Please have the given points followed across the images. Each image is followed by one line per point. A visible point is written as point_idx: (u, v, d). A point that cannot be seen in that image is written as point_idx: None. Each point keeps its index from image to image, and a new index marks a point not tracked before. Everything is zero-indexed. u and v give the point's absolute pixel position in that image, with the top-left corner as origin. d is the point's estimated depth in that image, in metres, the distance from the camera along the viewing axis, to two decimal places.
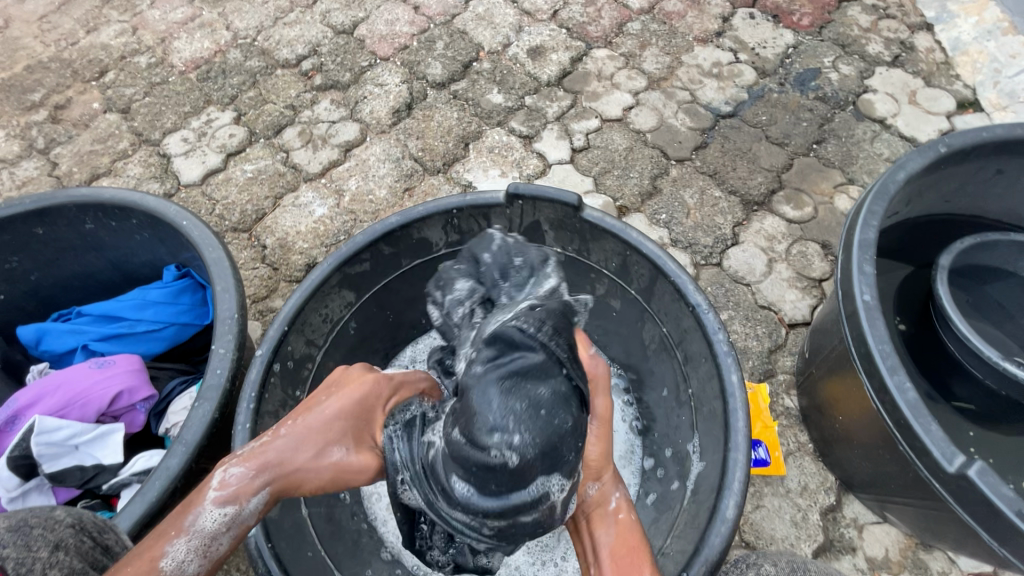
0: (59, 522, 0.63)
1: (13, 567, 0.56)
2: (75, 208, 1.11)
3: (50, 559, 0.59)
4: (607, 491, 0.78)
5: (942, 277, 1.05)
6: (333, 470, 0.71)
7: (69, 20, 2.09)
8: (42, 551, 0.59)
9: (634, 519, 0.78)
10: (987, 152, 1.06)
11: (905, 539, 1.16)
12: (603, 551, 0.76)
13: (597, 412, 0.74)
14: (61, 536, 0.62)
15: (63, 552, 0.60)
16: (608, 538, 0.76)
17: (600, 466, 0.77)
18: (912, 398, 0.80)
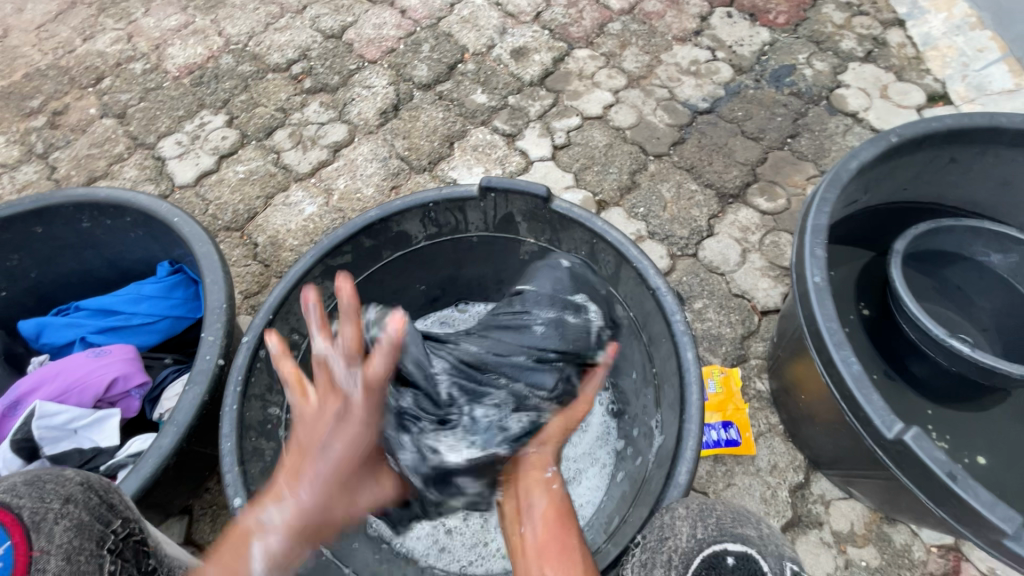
0: (69, 478, 0.63)
1: (30, 515, 0.57)
2: (72, 207, 1.17)
3: (61, 511, 0.60)
4: (546, 459, 0.89)
5: (896, 261, 1.10)
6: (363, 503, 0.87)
7: (66, 29, 2.15)
8: (54, 502, 0.59)
9: (565, 492, 0.86)
10: (938, 142, 1.12)
11: (870, 513, 1.21)
12: (535, 512, 0.83)
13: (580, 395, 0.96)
14: (71, 490, 0.62)
15: (72, 505, 0.62)
16: (540, 502, 0.84)
17: (550, 436, 0.92)
18: (857, 370, 0.85)
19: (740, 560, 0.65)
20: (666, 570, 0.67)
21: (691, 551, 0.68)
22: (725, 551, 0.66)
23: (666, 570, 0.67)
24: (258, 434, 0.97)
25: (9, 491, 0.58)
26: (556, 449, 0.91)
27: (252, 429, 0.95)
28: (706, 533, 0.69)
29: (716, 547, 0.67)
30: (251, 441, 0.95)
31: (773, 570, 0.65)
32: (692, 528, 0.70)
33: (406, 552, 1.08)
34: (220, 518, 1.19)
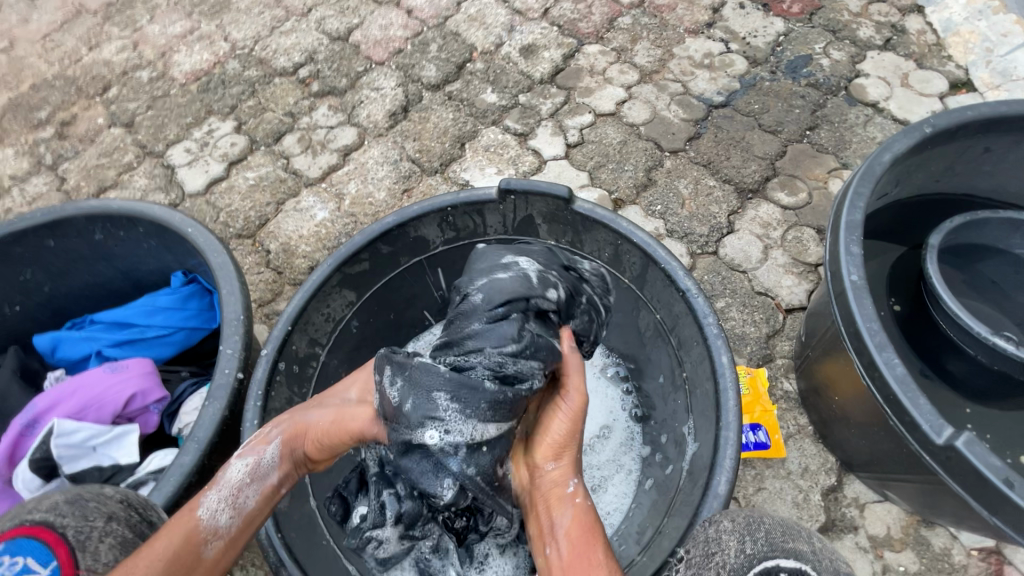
0: (111, 498, 0.76)
1: (74, 534, 0.69)
2: (85, 219, 1.15)
3: (105, 527, 0.72)
4: (566, 474, 0.80)
5: (931, 256, 1.06)
6: (334, 415, 0.85)
7: (72, 38, 2.14)
8: (98, 521, 0.72)
9: (591, 504, 0.79)
10: (972, 131, 1.08)
11: (907, 516, 1.17)
12: (559, 532, 0.76)
13: (571, 388, 0.85)
14: (113, 509, 0.75)
15: (115, 522, 0.73)
16: (564, 521, 0.77)
17: (564, 443, 0.82)
18: (901, 373, 0.82)
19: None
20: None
21: (742, 568, 0.66)
22: (778, 567, 0.66)
23: None
24: None
25: (53, 510, 0.71)
26: (573, 462, 0.82)
27: None
28: (756, 548, 0.67)
29: (768, 563, 0.66)
30: None
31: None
32: (740, 542, 0.69)
33: None
34: None
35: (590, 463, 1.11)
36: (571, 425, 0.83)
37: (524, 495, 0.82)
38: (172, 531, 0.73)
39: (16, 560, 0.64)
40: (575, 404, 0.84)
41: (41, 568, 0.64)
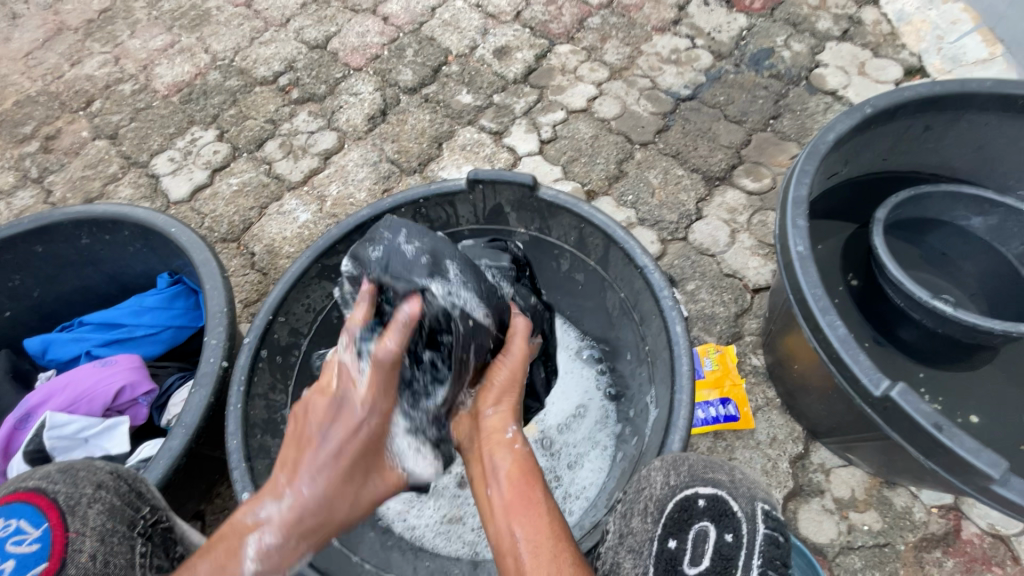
0: (100, 469, 0.77)
1: (64, 499, 0.71)
2: (71, 225, 1.19)
3: (94, 495, 0.73)
4: (505, 419, 0.86)
5: (878, 229, 1.12)
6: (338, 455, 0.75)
7: (53, 55, 2.18)
8: (87, 488, 0.73)
9: (529, 449, 0.83)
10: (912, 111, 1.15)
11: (870, 479, 1.23)
12: (498, 473, 0.80)
13: (515, 349, 0.93)
14: (102, 479, 0.76)
15: (104, 491, 0.74)
16: (504, 462, 0.81)
17: (503, 390, 0.90)
18: (842, 333, 0.88)
19: (711, 502, 0.71)
20: (643, 516, 0.73)
21: (666, 497, 0.73)
22: (696, 495, 0.72)
23: (642, 518, 0.73)
24: (262, 432, 0.99)
25: (46, 478, 0.73)
26: (512, 410, 0.88)
27: (255, 426, 0.97)
28: (679, 480, 0.73)
29: (687, 491, 0.72)
30: (256, 438, 0.97)
31: (744, 510, 0.70)
32: (665, 475, 0.75)
33: (417, 542, 1.10)
34: None
35: (567, 440, 1.17)
36: (509, 375, 0.91)
37: (470, 446, 0.87)
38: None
39: (10, 523, 0.67)
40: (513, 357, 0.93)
41: (33, 530, 0.67)
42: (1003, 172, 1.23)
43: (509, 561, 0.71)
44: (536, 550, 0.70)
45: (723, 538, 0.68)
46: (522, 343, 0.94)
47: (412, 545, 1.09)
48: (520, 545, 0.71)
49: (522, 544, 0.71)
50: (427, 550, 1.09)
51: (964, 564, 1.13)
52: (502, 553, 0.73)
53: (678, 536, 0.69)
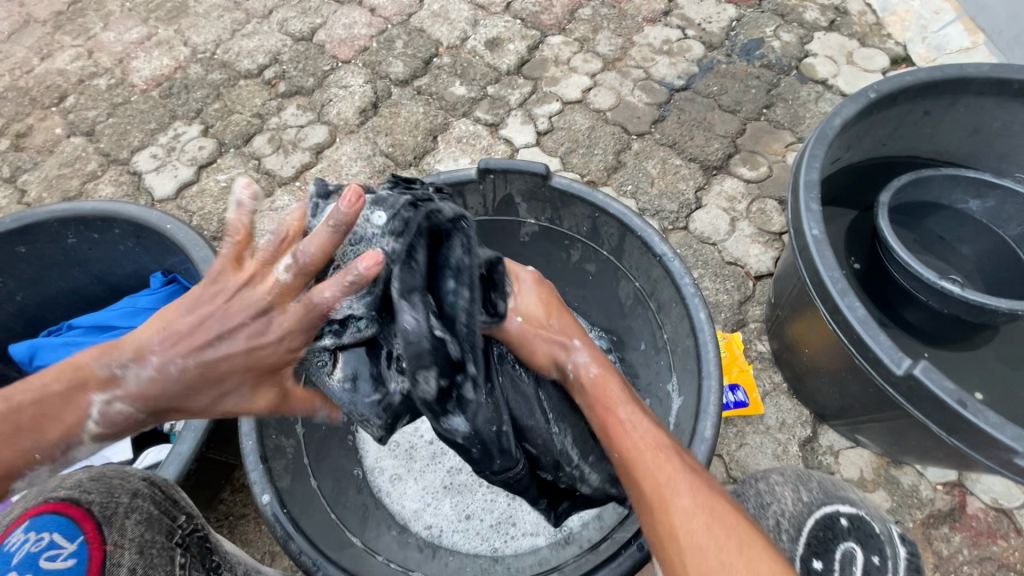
0: (132, 475, 0.63)
1: (101, 508, 0.55)
2: (57, 223, 1.14)
3: (130, 504, 0.58)
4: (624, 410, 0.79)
5: (883, 212, 1.14)
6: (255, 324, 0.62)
7: (21, 48, 2.08)
8: (123, 497, 0.58)
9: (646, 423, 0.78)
10: (912, 96, 1.17)
11: (877, 459, 1.25)
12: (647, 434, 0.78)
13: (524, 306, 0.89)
14: (136, 487, 0.61)
15: (140, 499, 0.60)
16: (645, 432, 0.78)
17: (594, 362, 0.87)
18: (861, 315, 0.92)
19: (854, 521, 0.78)
20: (777, 531, 0.81)
21: (802, 514, 0.81)
22: (837, 513, 0.79)
23: (779, 533, 0.80)
24: (277, 431, 0.94)
25: None
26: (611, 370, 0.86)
27: (270, 427, 0.94)
28: (811, 496, 0.82)
29: (828, 509, 0.80)
30: (272, 438, 0.93)
31: (883, 533, 0.77)
32: (798, 493, 0.83)
33: (434, 539, 1.08)
34: (238, 528, 1.17)
35: None
36: (567, 324, 0.90)
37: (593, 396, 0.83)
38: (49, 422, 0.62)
39: None
40: (516, 305, 0.89)
41: None
42: (998, 154, 1.27)
43: (690, 563, 0.65)
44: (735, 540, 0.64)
45: (869, 560, 0.75)
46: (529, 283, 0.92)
47: (430, 543, 1.07)
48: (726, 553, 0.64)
49: (688, 519, 0.67)
50: (445, 548, 1.07)
51: (971, 539, 1.16)
52: (677, 559, 0.66)
53: (824, 556, 0.76)
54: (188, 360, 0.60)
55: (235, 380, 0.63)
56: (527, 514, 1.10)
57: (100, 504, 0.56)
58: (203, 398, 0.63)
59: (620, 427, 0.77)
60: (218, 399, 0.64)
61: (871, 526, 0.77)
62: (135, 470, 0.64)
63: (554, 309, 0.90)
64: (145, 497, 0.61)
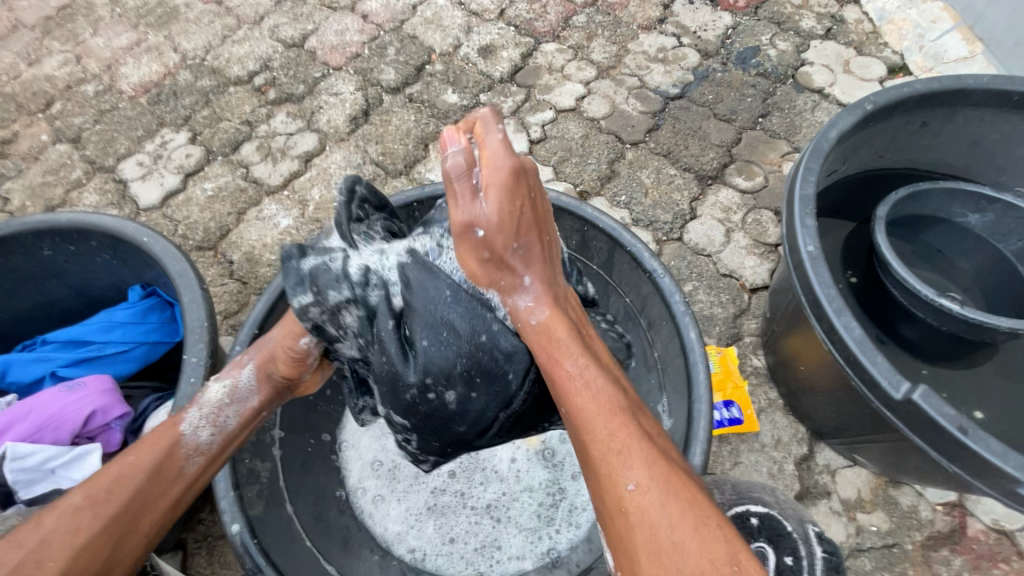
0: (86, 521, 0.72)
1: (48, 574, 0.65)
2: (31, 236, 1.10)
3: None
4: (576, 364, 0.69)
5: (880, 226, 1.11)
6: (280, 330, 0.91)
7: (9, 54, 2.05)
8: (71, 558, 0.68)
9: (594, 379, 0.68)
10: (910, 107, 1.15)
11: (875, 478, 1.22)
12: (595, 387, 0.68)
13: (491, 215, 0.68)
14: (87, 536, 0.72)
15: None
16: (597, 390, 0.68)
17: (553, 299, 0.75)
18: (858, 335, 0.89)
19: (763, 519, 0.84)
20: None
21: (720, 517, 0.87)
22: (749, 513, 0.85)
23: None
24: (251, 456, 0.93)
25: None
26: (563, 312, 0.75)
27: (244, 451, 0.92)
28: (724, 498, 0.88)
29: (739, 510, 0.85)
30: (245, 464, 0.92)
31: (799, 533, 0.82)
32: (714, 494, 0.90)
33: (418, 563, 1.05)
34: (216, 550, 1.14)
35: (569, 450, 1.14)
36: (531, 248, 0.74)
37: (534, 340, 0.73)
38: (157, 426, 0.82)
39: None
40: (471, 217, 0.69)
41: None
42: (998, 166, 1.24)
43: (639, 545, 0.58)
44: (694, 526, 0.58)
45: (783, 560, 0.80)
46: (500, 175, 0.68)
47: (412, 567, 1.05)
48: (677, 540, 0.57)
49: (639, 498, 0.60)
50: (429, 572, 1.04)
51: (971, 562, 1.13)
52: (627, 537, 0.59)
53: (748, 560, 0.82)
54: (253, 349, 0.92)
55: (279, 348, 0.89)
56: (512, 537, 1.06)
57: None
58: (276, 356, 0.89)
59: (568, 382, 0.68)
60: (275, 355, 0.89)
61: (782, 525, 0.83)
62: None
63: (519, 229, 0.71)
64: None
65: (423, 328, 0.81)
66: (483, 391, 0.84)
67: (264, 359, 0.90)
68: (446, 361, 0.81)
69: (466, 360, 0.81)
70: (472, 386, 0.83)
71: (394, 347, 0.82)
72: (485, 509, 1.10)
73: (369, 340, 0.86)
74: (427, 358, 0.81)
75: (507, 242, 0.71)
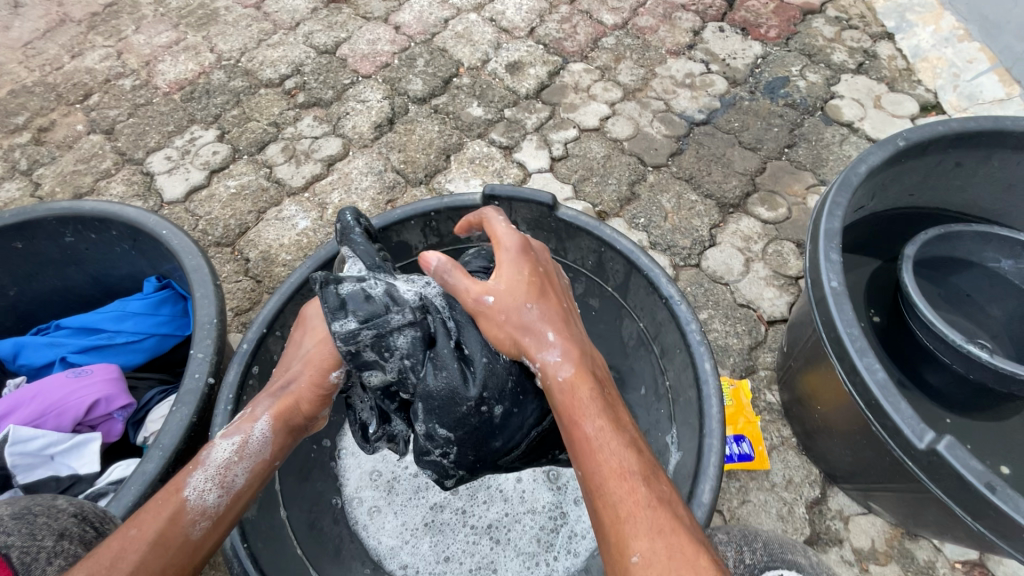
0: (63, 512, 0.74)
1: (20, 556, 0.65)
2: (55, 221, 1.12)
3: (54, 547, 0.69)
4: (592, 427, 0.67)
5: (907, 266, 1.08)
6: (308, 367, 0.83)
7: (54, 46, 2.12)
8: (49, 540, 0.69)
9: (611, 443, 0.66)
10: (943, 146, 1.12)
11: (891, 529, 1.16)
12: (609, 449, 0.65)
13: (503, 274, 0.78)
14: (65, 525, 0.72)
15: (65, 541, 0.70)
16: (610, 455, 0.65)
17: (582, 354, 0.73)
18: (881, 378, 0.85)
19: None
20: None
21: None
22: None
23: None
24: None
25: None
26: (588, 369, 0.73)
27: None
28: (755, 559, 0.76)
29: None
30: None
31: None
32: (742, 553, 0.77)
33: None
34: None
35: (574, 473, 1.10)
36: (546, 310, 0.76)
37: (558, 398, 0.71)
38: (161, 493, 0.72)
39: None
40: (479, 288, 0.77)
41: None
42: None
43: None
44: None
45: None
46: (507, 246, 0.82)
47: None
48: None
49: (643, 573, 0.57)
50: None
51: None
52: None
53: None
54: (266, 398, 0.82)
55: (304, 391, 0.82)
56: (509, 560, 1.03)
57: (19, 551, 0.65)
58: (304, 395, 0.82)
59: (584, 444, 0.66)
60: (303, 395, 0.82)
61: None
62: (66, 507, 0.75)
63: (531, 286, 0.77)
64: (72, 536, 0.72)
65: (479, 346, 0.88)
66: (522, 409, 0.89)
67: (283, 406, 0.80)
68: (500, 376, 0.87)
69: (515, 379, 0.88)
70: (516, 402, 0.88)
71: (454, 366, 0.85)
72: (485, 529, 1.07)
73: (424, 362, 0.86)
74: (489, 376, 0.86)
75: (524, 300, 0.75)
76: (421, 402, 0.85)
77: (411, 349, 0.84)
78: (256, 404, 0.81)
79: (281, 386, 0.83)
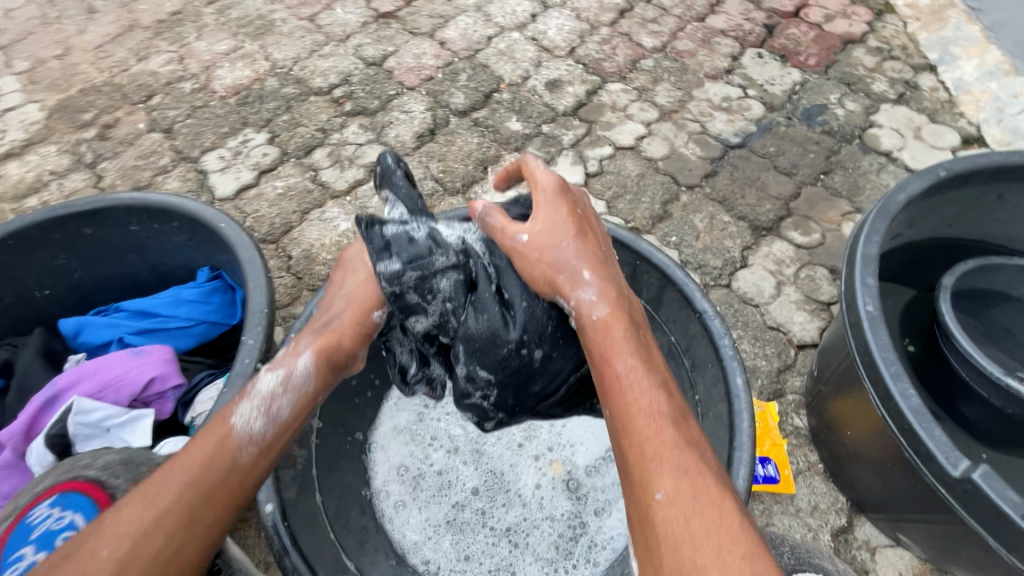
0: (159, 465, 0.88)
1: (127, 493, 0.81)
2: (123, 210, 1.20)
3: None
4: (623, 366, 0.72)
5: (945, 296, 1.08)
6: (352, 306, 0.91)
7: (122, 49, 2.27)
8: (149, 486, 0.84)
9: (641, 383, 0.70)
10: (986, 178, 1.12)
11: (920, 563, 1.14)
12: (639, 387, 0.70)
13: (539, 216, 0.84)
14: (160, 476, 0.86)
15: None
16: (640, 393, 0.70)
17: (618, 295, 0.78)
18: (915, 404, 0.86)
19: None
20: None
21: None
22: None
23: None
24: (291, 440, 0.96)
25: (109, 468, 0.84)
26: (621, 312, 0.77)
27: None
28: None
29: None
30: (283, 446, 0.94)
31: None
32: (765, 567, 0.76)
33: None
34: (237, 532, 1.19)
35: (597, 483, 1.12)
36: (583, 248, 0.82)
37: (593, 338, 0.76)
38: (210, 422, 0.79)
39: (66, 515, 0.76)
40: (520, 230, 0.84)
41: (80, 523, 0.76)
42: None
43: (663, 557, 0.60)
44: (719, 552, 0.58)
45: None
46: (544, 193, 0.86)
47: None
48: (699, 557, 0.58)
49: (666, 510, 0.62)
50: None
51: None
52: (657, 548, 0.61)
53: None
54: (309, 335, 0.88)
55: (347, 332, 0.89)
56: (529, 563, 1.05)
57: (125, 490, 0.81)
58: (345, 333, 0.89)
59: (617, 381, 0.71)
60: (346, 336, 0.89)
61: None
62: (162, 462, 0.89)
63: (569, 227, 0.83)
64: None
65: (519, 291, 0.91)
66: (562, 353, 0.93)
67: (324, 341, 0.87)
68: (540, 320, 0.90)
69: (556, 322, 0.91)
70: (556, 346, 0.92)
71: (495, 308, 0.90)
72: (504, 531, 1.09)
73: (464, 305, 0.91)
74: (529, 318, 0.89)
75: (561, 240, 0.82)
76: (462, 343, 0.91)
77: (453, 292, 0.91)
78: (300, 341, 0.88)
79: (325, 323, 0.90)
